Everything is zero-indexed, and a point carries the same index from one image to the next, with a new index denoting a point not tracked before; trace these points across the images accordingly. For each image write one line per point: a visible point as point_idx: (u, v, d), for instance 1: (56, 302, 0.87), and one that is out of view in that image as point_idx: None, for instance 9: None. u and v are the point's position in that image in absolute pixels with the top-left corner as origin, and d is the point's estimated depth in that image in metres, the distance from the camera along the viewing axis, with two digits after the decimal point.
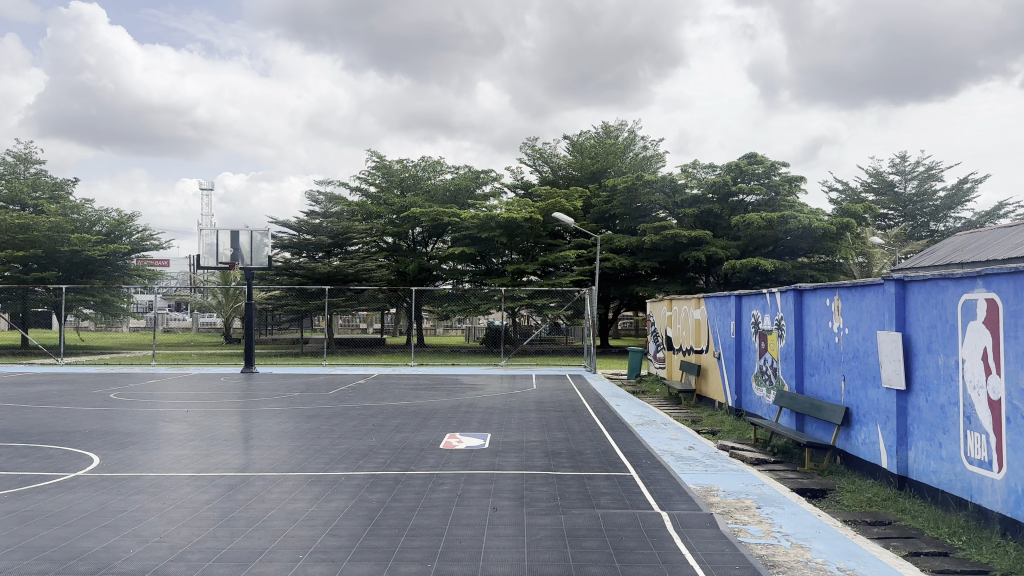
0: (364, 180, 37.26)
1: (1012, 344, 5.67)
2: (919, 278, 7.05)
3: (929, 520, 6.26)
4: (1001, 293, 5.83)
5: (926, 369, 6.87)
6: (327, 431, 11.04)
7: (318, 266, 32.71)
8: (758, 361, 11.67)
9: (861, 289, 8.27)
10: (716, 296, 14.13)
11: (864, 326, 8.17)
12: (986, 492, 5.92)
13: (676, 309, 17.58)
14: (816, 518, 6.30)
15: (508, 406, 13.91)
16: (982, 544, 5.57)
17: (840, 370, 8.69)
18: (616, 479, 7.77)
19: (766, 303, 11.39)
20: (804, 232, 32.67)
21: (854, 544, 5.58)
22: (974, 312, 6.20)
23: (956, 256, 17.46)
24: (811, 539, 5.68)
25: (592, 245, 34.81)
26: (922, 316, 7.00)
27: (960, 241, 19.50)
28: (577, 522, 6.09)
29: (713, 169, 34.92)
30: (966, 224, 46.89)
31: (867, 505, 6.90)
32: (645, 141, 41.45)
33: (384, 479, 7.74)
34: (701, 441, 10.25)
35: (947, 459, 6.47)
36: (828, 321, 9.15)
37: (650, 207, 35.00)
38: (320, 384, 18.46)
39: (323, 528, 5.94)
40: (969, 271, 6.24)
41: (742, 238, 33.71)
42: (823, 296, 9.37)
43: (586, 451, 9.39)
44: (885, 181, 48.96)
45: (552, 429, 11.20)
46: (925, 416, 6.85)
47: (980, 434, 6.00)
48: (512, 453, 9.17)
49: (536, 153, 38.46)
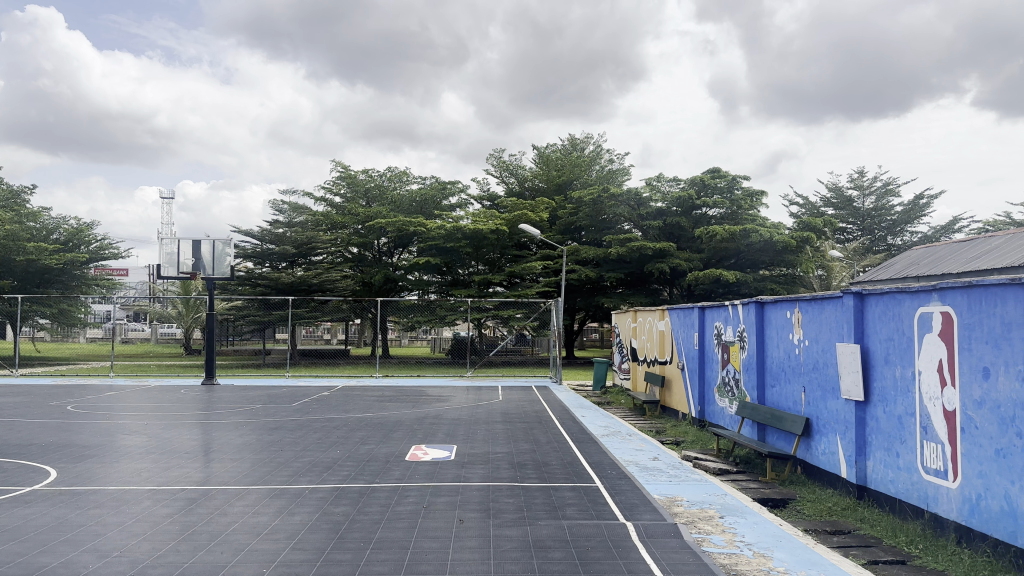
0: (329, 190, 37.13)
1: (966, 355, 5.85)
2: (877, 290, 7.24)
3: (887, 529, 6.40)
4: (956, 307, 6.00)
5: (884, 380, 7.04)
6: (291, 443, 10.93)
7: (281, 275, 32.40)
8: (720, 372, 11.82)
9: (820, 301, 8.46)
10: (680, 308, 14.29)
11: (824, 338, 8.34)
12: (941, 501, 6.07)
13: (640, 320, 17.76)
14: (777, 528, 6.40)
15: (474, 418, 13.86)
16: (937, 552, 5.72)
17: (800, 382, 8.86)
18: (581, 489, 7.82)
19: (728, 315, 11.56)
20: (764, 246, 33.16)
21: (815, 553, 5.67)
22: (929, 324, 6.38)
23: (912, 270, 17.92)
24: (772, 548, 5.76)
25: (558, 256, 35.26)
26: (881, 328, 7.16)
27: (916, 255, 20.02)
28: (543, 533, 6.10)
29: (677, 183, 35.32)
30: (922, 238, 48.00)
31: (827, 514, 7.04)
32: (611, 153, 41.81)
33: (348, 492, 7.67)
34: (665, 452, 10.33)
35: (904, 468, 6.62)
36: (788, 334, 9.35)
37: (616, 219, 35.22)
38: (282, 395, 18.26)
39: (286, 541, 5.87)
40: (925, 283, 6.41)
41: (705, 250, 34.21)
42: (784, 308, 9.54)
43: (551, 462, 9.42)
44: (844, 197, 49.97)
45: (518, 440, 11.22)
46: (883, 426, 7.02)
47: (935, 443, 6.17)
48: (478, 465, 9.15)
49: (502, 164, 39.02)
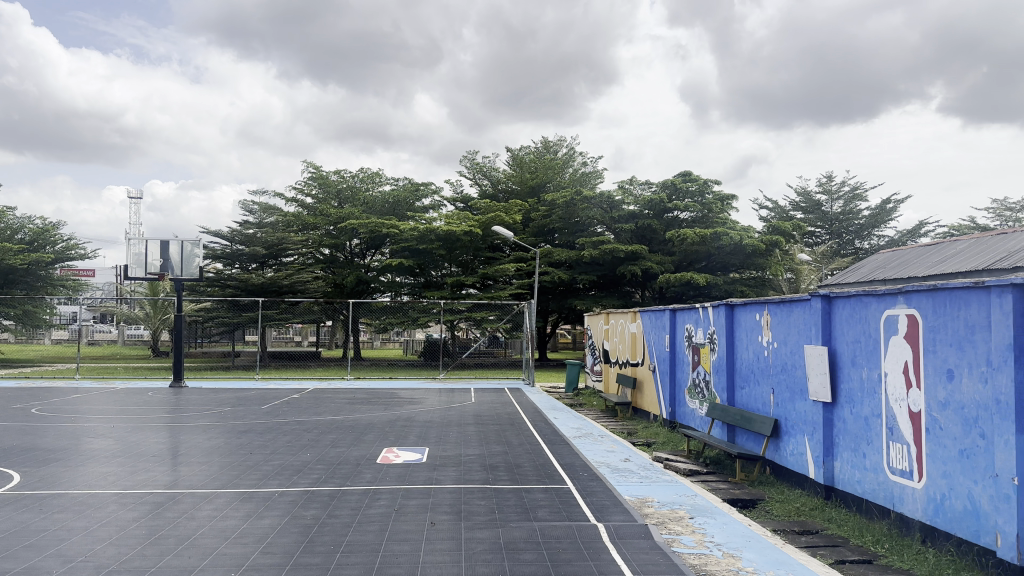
0: (300, 190, 36.80)
1: (931, 358, 5.97)
2: (844, 293, 7.36)
3: (854, 529, 6.51)
4: (921, 309, 6.13)
5: (850, 382, 7.16)
6: (261, 446, 10.81)
7: (251, 276, 32.07)
8: (691, 374, 11.93)
9: (789, 304, 8.58)
10: (651, 310, 14.39)
11: (792, 340, 8.46)
12: (907, 501, 6.18)
13: (613, 322, 17.87)
14: (746, 528, 6.47)
15: (446, 420, 13.83)
16: (903, 551, 5.83)
17: (769, 383, 8.98)
18: (553, 490, 7.84)
19: (699, 317, 11.67)
20: (734, 249, 33.54)
21: (783, 553, 5.74)
22: (895, 327, 6.50)
23: (879, 273, 18.24)
24: (741, 548, 5.82)
25: (531, 258, 35.34)
26: (848, 330, 7.29)
27: (882, 259, 20.39)
28: (515, 535, 6.11)
29: (649, 186, 35.61)
30: (889, 242, 48.83)
31: (796, 514, 7.14)
32: (584, 156, 42.01)
33: (318, 495, 7.61)
34: (636, 453, 10.39)
35: (871, 469, 6.74)
36: (757, 336, 9.47)
37: (588, 222, 35.37)
38: (251, 398, 18.06)
39: (255, 545, 5.81)
40: (892, 286, 6.54)
41: (677, 253, 34.52)
42: (753, 310, 9.66)
43: (524, 464, 9.43)
44: (813, 201, 50.72)
45: (490, 442, 11.22)
46: (850, 428, 7.13)
47: (901, 444, 6.28)
48: (450, 467, 9.14)
49: (475, 166, 39.01)
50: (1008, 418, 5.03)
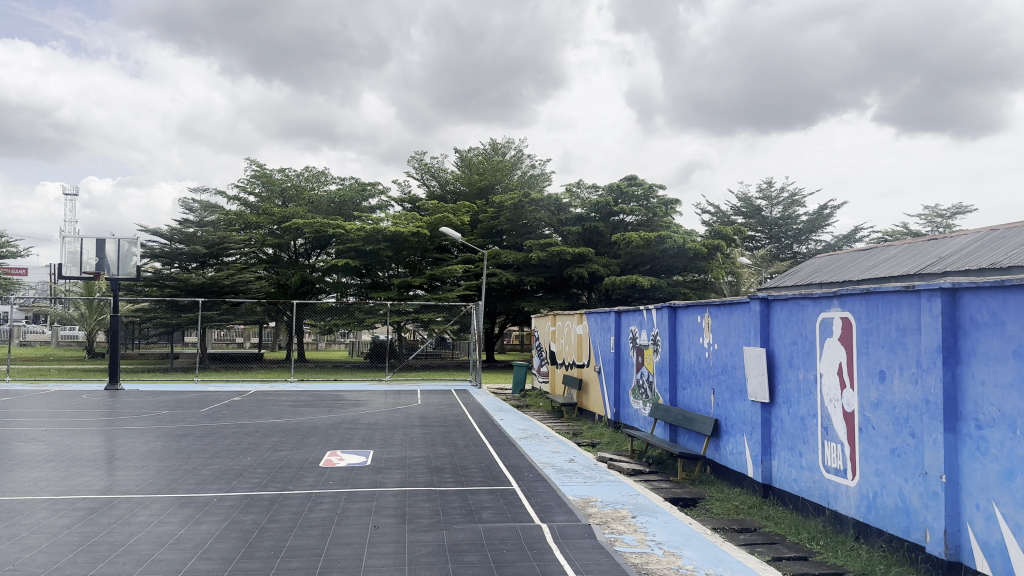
0: (243, 189, 36.04)
1: (864, 359, 6.18)
2: (781, 296, 7.56)
3: (790, 527, 6.69)
4: (854, 312, 6.35)
5: (787, 383, 7.36)
6: (201, 450, 10.55)
7: (191, 276, 31.26)
8: (635, 375, 12.09)
9: (729, 307, 8.77)
10: (597, 312, 14.55)
11: (732, 341, 8.65)
12: (841, 499, 6.39)
13: (559, 324, 18.00)
14: (686, 526, 6.59)
15: (391, 422, 13.71)
16: (838, 548, 6.02)
17: (710, 384, 9.17)
18: (498, 492, 7.85)
19: (643, 319, 11.84)
20: (678, 253, 34.13)
21: (722, 551, 5.86)
22: (830, 329, 6.71)
23: (815, 277, 18.81)
24: (682, 546, 5.93)
25: (478, 260, 35.35)
26: (785, 332, 7.49)
27: (819, 263, 21.02)
28: (459, 537, 6.10)
29: (596, 190, 35.98)
30: (825, 247, 50.34)
31: (735, 513, 7.31)
32: (532, 158, 42.22)
33: (259, 499, 7.47)
34: (581, 454, 10.48)
35: (807, 467, 6.95)
36: (699, 338, 9.66)
37: (536, 223, 35.53)
38: (191, 401, 17.62)
39: (192, 551, 5.68)
40: (827, 290, 6.75)
41: (622, 256, 34.97)
42: (695, 312, 9.85)
43: (469, 466, 9.43)
44: (753, 206, 51.97)
45: (436, 444, 11.18)
46: (787, 427, 7.34)
47: (836, 443, 6.49)
48: (394, 470, 9.07)
49: (423, 166, 38.84)
50: (936, 417, 5.25)
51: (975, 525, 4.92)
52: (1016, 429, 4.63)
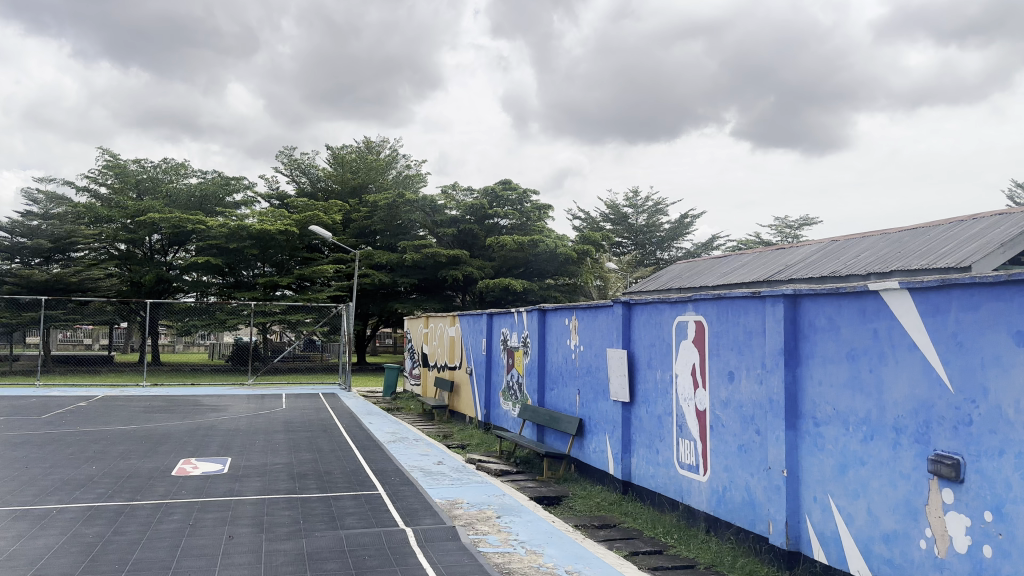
0: (94, 179, 33.54)
1: (715, 360, 6.55)
2: (642, 300, 7.88)
3: (647, 522, 6.98)
4: (707, 316, 6.70)
5: (646, 383, 7.68)
6: (38, 460, 9.69)
7: (32, 272, 28.73)
8: (505, 377, 12.23)
9: (594, 310, 9.04)
10: (469, 315, 14.61)
11: (597, 343, 8.92)
12: (693, 493, 6.73)
13: (432, 326, 17.94)
14: (549, 524, 6.74)
15: (254, 428, 13.16)
16: (689, 541, 6.35)
17: (575, 385, 9.42)
18: (363, 497, 7.71)
19: (514, 321, 12.00)
20: (550, 257, 34.86)
21: (582, 547, 6.03)
22: (685, 332, 7.06)
23: (676, 282, 19.76)
24: (544, 544, 6.06)
25: (350, 260, 34.65)
26: (644, 334, 7.81)
27: (679, 269, 22.10)
28: (320, 545, 5.94)
29: (471, 192, 36.19)
30: (685, 254, 52.99)
31: (596, 510, 7.54)
32: (406, 159, 41.89)
33: (104, 511, 6.96)
34: (449, 456, 10.48)
35: (663, 464, 7.27)
36: (565, 339, 9.90)
37: (410, 224, 35.25)
38: (28, 407, 16.16)
39: (23, 569, 5.20)
40: (682, 295, 7.09)
41: (496, 259, 35.30)
42: (562, 315, 10.09)
43: (334, 471, 9.20)
44: (620, 213, 53.94)
45: (301, 450, 10.83)
46: (645, 425, 7.66)
47: (689, 441, 6.84)
48: (255, 477, 8.70)
49: (293, 162, 37.64)
50: (779, 416, 5.65)
51: (813, 516, 5.34)
52: (849, 426, 5.07)
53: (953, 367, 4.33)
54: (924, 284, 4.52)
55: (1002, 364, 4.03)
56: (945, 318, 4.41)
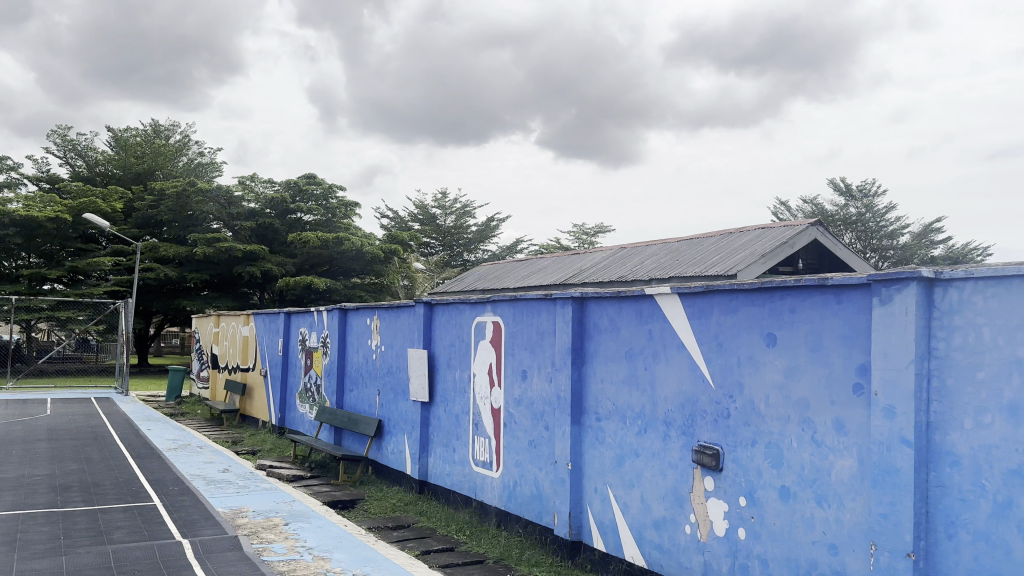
0: None
1: (510, 360, 6.76)
2: (442, 300, 7.95)
3: (441, 520, 7.06)
4: (504, 317, 6.90)
5: (445, 383, 7.77)
6: None
7: None
8: (302, 378, 11.81)
9: (395, 310, 8.99)
10: (265, 314, 13.94)
11: (397, 344, 8.88)
12: (486, 490, 6.91)
13: (224, 325, 16.90)
14: (339, 529, 6.59)
15: (8, 437, 11.63)
16: (481, 536, 6.50)
17: (375, 385, 9.31)
18: (136, 509, 7.09)
19: (313, 321, 11.62)
20: (356, 256, 34.14)
21: (372, 550, 5.97)
22: (482, 332, 7.22)
23: (479, 283, 20.18)
24: (332, 549, 5.92)
25: (133, 253, 31.80)
26: (444, 334, 7.90)
27: (483, 271, 22.59)
28: (82, 562, 5.36)
29: (272, 185, 34.63)
30: (491, 256, 54.20)
31: (391, 511, 7.50)
32: (201, 147, 39.23)
33: None
34: (238, 462, 9.93)
35: (458, 462, 7.40)
36: (367, 340, 9.75)
37: (204, 217, 33.01)
38: None
39: None
40: (481, 296, 7.25)
41: (298, 255, 33.89)
42: (363, 315, 9.92)
43: (104, 482, 8.36)
44: (428, 214, 54.14)
45: (65, 460, 9.73)
46: (442, 424, 7.74)
47: (483, 438, 7.02)
48: (7, 491, 7.69)
49: (66, 142, 33.88)
50: (566, 412, 5.95)
51: (594, 506, 5.68)
52: (627, 421, 5.45)
53: (715, 366, 4.81)
54: (692, 290, 4.96)
55: (756, 363, 4.53)
56: (708, 320, 4.88)
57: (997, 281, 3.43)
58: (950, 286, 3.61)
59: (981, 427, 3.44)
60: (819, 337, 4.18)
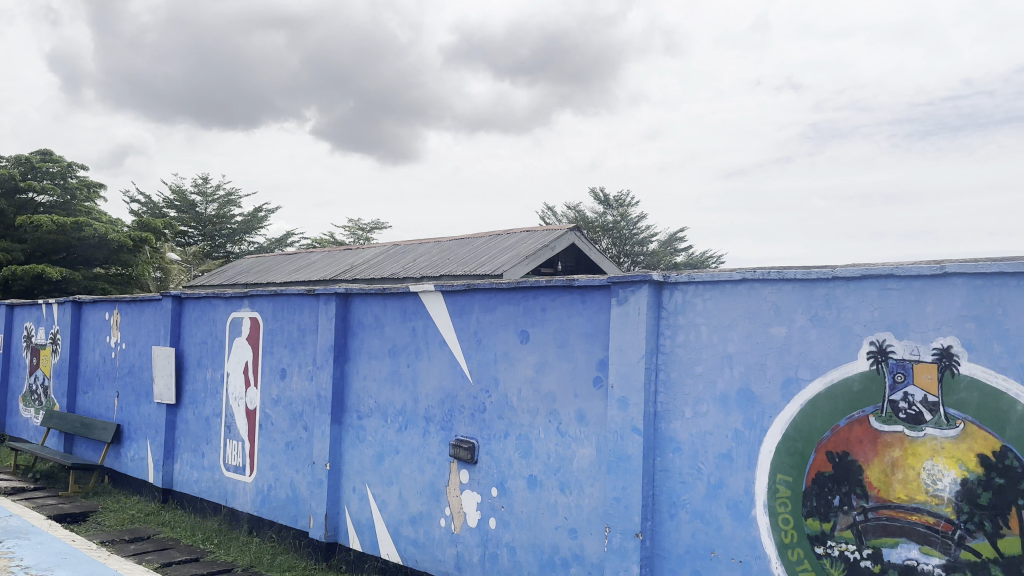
0: None
1: (268, 358, 6.45)
2: (193, 295, 7.37)
3: (186, 529, 6.57)
4: (262, 313, 6.56)
5: (195, 383, 7.24)
6: None
7: None
8: (25, 380, 10.36)
9: (139, 304, 8.19)
10: None
11: (141, 341, 8.09)
12: (238, 496, 6.56)
13: None
14: (66, 544, 5.88)
15: None
16: (230, 545, 6.16)
17: (114, 386, 8.42)
18: None
19: (40, 315, 10.21)
20: (101, 243, 27.77)
21: (103, 566, 5.40)
22: (239, 329, 6.81)
23: (242, 277, 18.99)
24: (54, 568, 5.25)
25: None
26: (195, 331, 7.33)
27: (247, 263, 21.28)
28: None
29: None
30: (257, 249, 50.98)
31: (129, 523, 6.85)
32: None
33: None
34: None
35: (208, 467, 6.96)
36: (105, 336, 8.77)
37: None
38: None
39: None
40: (238, 290, 6.82)
41: (28, 241, 27.03)
42: (102, 309, 8.90)
43: None
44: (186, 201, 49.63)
45: None
46: (191, 428, 7.21)
47: (236, 441, 6.65)
48: None
49: None
50: (325, 410, 5.81)
51: (351, 506, 5.62)
52: (387, 418, 5.46)
53: (473, 361, 4.96)
54: (454, 288, 5.07)
55: (510, 359, 4.74)
56: (468, 318, 5.01)
57: (712, 286, 3.91)
58: (676, 289, 4.05)
59: (698, 415, 3.91)
60: (566, 334, 4.47)
